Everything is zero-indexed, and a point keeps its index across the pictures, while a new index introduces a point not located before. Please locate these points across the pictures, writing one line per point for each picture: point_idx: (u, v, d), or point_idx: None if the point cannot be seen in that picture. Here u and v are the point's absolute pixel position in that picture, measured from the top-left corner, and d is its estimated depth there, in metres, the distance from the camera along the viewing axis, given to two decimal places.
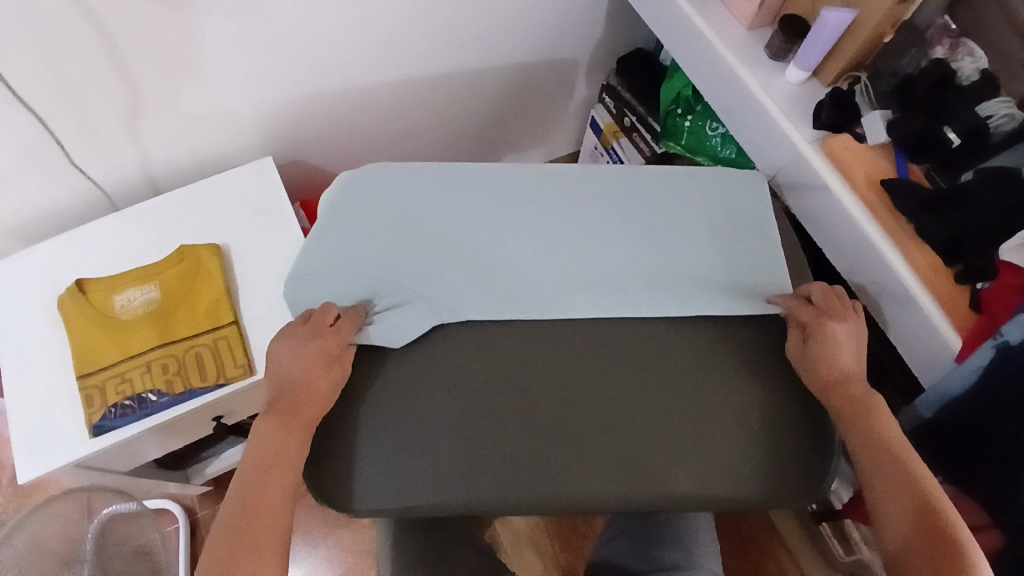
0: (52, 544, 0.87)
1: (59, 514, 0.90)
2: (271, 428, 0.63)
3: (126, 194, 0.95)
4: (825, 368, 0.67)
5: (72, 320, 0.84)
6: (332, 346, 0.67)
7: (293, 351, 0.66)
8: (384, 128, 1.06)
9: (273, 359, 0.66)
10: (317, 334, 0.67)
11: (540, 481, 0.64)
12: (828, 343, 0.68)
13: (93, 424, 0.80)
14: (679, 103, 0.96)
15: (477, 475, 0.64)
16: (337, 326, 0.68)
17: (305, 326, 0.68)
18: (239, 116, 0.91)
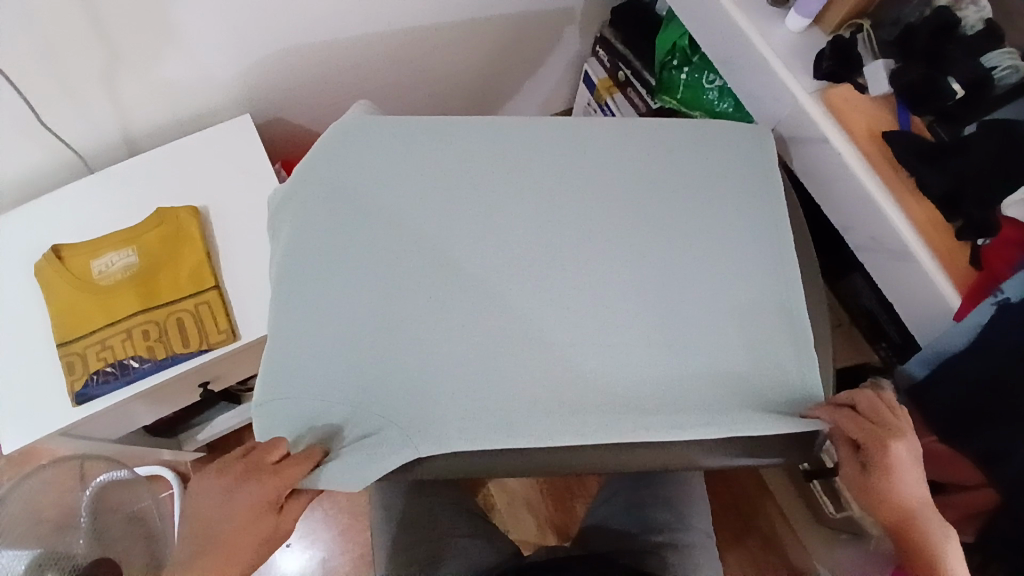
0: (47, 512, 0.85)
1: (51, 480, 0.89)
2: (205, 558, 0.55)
3: (102, 155, 0.91)
4: (886, 507, 0.57)
5: (49, 286, 0.81)
6: (275, 490, 0.57)
7: (228, 496, 0.57)
8: (367, 83, 1.01)
9: (209, 500, 0.57)
10: (264, 477, 0.57)
11: (537, 446, 0.64)
12: (879, 479, 0.57)
13: (76, 392, 0.78)
14: (675, 54, 0.92)
15: (473, 441, 0.63)
16: (282, 465, 0.58)
17: (243, 461, 0.58)
18: (217, 74, 0.87)
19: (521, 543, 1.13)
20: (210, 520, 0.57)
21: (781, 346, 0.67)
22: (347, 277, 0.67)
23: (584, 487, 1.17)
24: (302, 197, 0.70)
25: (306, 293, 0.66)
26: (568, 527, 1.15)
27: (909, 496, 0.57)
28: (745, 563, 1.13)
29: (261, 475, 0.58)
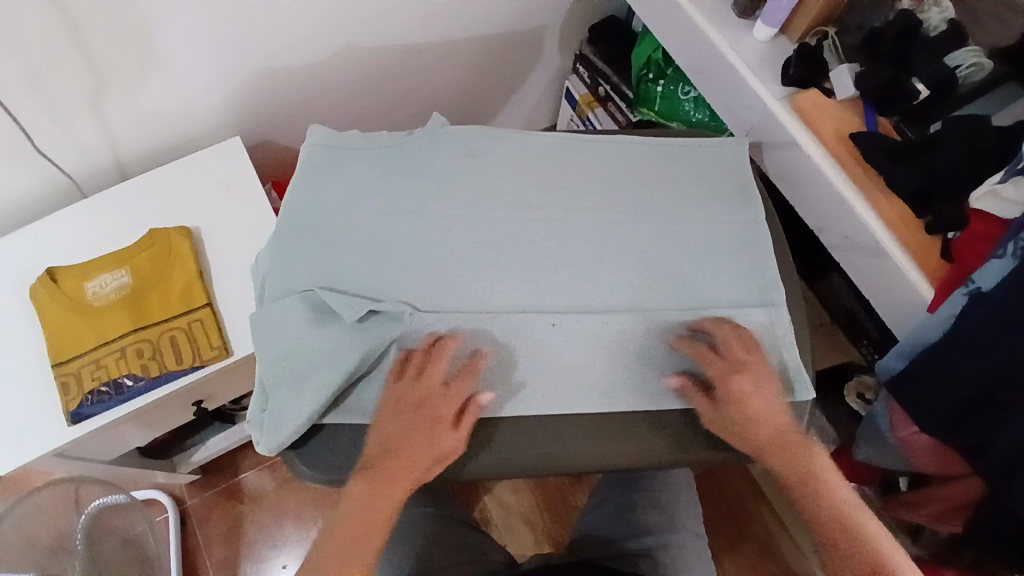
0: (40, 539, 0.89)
1: (46, 500, 0.91)
2: (367, 493, 0.63)
3: (96, 179, 0.93)
4: (747, 429, 0.63)
5: (45, 308, 0.83)
6: (452, 406, 0.63)
7: (407, 410, 0.63)
8: (352, 104, 1.04)
9: (382, 414, 0.64)
10: (419, 382, 0.63)
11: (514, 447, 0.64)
12: (741, 391, 0.63)
13: (70, 411, 0.79)
14: (650, 67, 0.94)
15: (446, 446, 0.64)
16: (455, 388, 0.63)
17: (421, 380, 0.63)
18: (207, 98, 0.89)
19: (518, 556, 1.13)
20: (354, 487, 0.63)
21: (759, 343, 0.67)
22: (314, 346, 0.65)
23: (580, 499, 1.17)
24: (289, 210, 0.71)
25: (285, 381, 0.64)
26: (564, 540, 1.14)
27: (780, 425, 0.64)
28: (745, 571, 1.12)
29: (424, 395, 0.63)
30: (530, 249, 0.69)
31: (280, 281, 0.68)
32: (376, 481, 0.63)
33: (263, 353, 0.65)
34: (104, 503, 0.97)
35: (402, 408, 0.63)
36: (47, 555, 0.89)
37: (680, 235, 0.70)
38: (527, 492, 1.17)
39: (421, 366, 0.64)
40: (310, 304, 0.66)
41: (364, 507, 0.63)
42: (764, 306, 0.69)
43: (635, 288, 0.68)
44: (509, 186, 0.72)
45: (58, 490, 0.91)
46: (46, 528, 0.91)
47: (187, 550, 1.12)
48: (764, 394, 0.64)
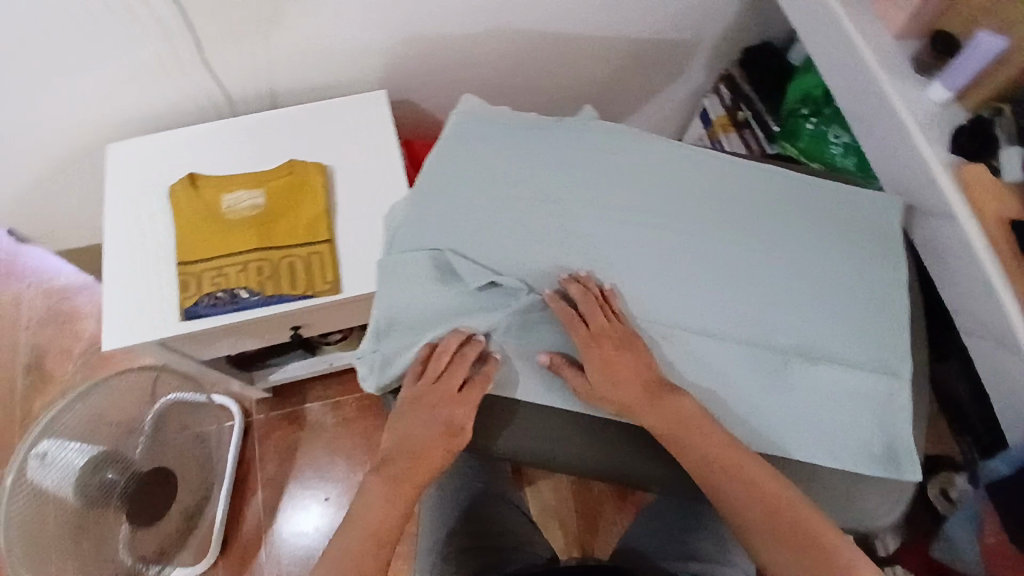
0: (109, 416, 0.95)
1: (130, 384, 0.99)
2: (386, 488, 0.64)
3: (250, 102, 0.99)
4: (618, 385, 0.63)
5: (182, 209, 0.88)
6: (461, 415, 0.66)
7: (429, 415, 0.66)
8: (495, 81, 1.05)
9: (404, 421, 0.66)
10: (434, 387, 0.65)
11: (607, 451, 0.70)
12: (618, 359, 0.64)
13: (187, 309, 0.85)
14: (806, 103, 0.92)
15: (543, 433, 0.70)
16: (466, 391, 0.65)
17: (436, 382, 0.66)
18: (366, 46, 0.93)
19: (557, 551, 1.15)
20: (371, 482, 0.65)
21: (866, 407, 0.67)
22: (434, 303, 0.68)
23: (620, 514, 1.18)
24: (430, 171, 0.73)
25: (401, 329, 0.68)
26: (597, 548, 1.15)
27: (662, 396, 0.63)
28: None
29: (440, 385, 0.65)
30: (658, 260, 0.69)
31: (405, 238, 0.71)
32: (397, 479, 0.64)
33: (384, 301, 0.69)
34: (179, 397, 1.06)
35: (419, 406, 0.66)
36: (110, 429, 0.95)
37: (811, 280, 0.69)
38: (568, 495, 1.19)
39: (438, 372, 0.66)
40: (436, 265, 0.69)
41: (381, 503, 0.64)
42: (886, 377, 0.67)
43: (755, 323, 0.67)
44: (649, 194, 0.72)
45: (141, 375, 1.00)
46: (121, 409, 0.97)
47: (243, 461, 1.18)
48: (637, 360, 0.64)
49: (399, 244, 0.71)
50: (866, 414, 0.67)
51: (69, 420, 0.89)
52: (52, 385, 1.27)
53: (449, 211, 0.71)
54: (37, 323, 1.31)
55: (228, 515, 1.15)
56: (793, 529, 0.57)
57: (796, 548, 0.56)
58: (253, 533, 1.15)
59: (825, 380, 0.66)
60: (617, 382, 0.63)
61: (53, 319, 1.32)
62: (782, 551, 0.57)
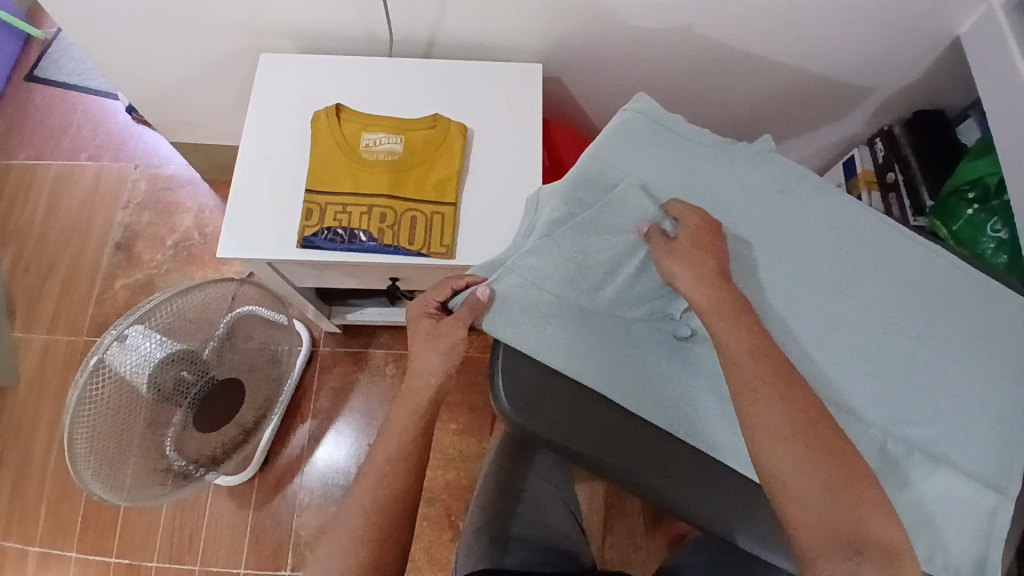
0: (190, 315, 0.93)
1: (213, 293, 0.96)
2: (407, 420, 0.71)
3: (403, 44, 0.97)
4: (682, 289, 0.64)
5: (322, 138, 0.89)
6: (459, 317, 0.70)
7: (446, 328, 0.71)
8: (646, 79, 1.02)
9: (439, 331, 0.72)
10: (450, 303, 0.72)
11: (687, 483, 0.63)
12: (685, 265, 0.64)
13: (305, 237, 0.85)
14: (974, 187, 0.86)
15: (618, 444, 0.64)
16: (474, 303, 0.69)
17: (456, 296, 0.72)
18: (533, 17, 0.90)
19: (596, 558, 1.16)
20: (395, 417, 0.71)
21: (974, 520, 0.63)
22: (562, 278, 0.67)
23: (647, 537, 1.18)
24: (591, 164, 0.71)
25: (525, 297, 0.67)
26: (616, 563, 1.16)
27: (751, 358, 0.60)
28: None
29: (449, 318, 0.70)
30: (794, 313, 0.67)
31: (558, 219, 0.68)
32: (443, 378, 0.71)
33: (520, 275, 0.67)
34: (253, 312, 1.03)
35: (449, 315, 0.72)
36: (192, 328, 0.93)
37: (946, 374, 0.66)
38: (600, 503, 1.19)
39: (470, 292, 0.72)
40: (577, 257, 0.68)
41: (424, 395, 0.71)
42: (999, 495, 0.64)
43: (878, 403, 0.65)
44: (800, 245, 0.69)
45: (222, 287, 0.97)
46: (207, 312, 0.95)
47: (301, 387, 1.21)
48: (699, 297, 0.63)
49: (551, 225, 0.68)
50: (971, 528, 0.63)
51: (162, 315, 0.89)
52: (136, 267, 1.33)
53: (604, 208, 0.68)
54: (135, 206, 1.37)
55: (276, 434, 1.19)
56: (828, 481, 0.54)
57: (830, 486, 0.53)
58: (294, 458, 1.18)
59: (936, 479, 0.63)
60: (695, 290, 0.64)
61: (151, 205, 1.37)
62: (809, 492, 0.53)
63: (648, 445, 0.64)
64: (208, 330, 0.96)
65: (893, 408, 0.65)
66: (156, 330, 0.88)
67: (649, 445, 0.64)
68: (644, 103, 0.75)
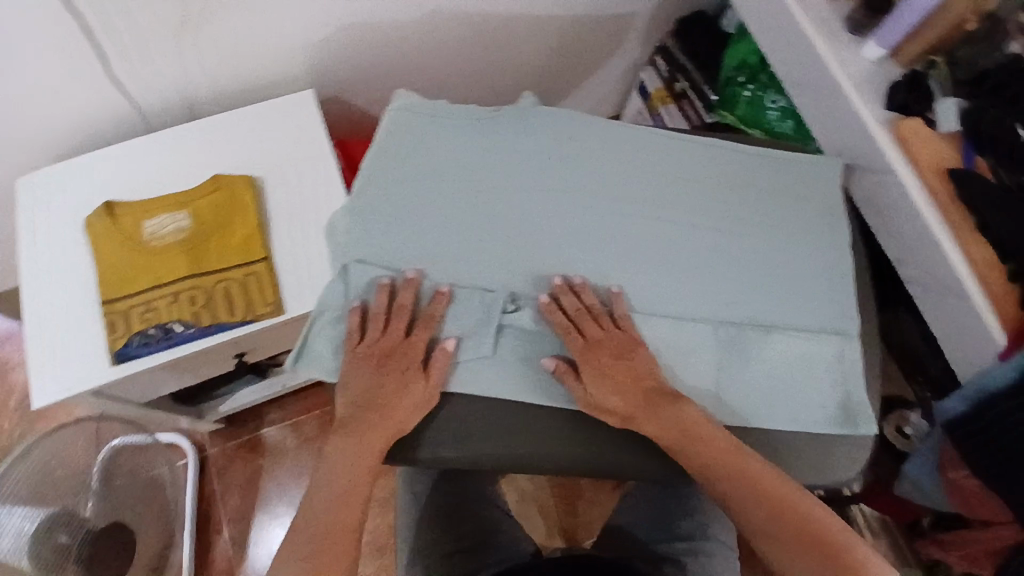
0: (54, 470, 0.88)
1: (72, 439, 0.91)
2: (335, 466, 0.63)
3: (162, 116, 0.90)
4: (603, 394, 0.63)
5: (105, 243, 0.82)
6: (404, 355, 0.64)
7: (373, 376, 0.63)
8: (425, 74, 0.99)
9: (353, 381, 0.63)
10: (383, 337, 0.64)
11: (569, 446, 0.65)
12: (601, 366, 0.64)
13: (117, 351, 0.78)
14: (742, 70, 0.92)
15: (505, 436, 0.65)
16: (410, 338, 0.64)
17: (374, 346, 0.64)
18: (286, 46, 0.86)
19: (541, 544, 1.14)
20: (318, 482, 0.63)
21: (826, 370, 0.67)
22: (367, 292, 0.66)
23: (598, 494, 1.17)
24: (369, 177, 0.69)
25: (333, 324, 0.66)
26: (578, 531, 1.15)
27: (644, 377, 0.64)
28: None
29: (390, 346, 0.64)
30: (614, 247, 0.68)
31: (353, 243, 0.67)
32: (363, 431, 0.62)
33: (328, 308, 0.66)
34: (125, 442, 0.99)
35: (367, 361, 0.64)
36: (62, 483, 0.89)
37: (764, 251, 0.70)
38: (546, 481, 1.17)
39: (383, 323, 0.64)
40: (384, 274, 0.67)
41: (350, 461, 0.62)
42: (837, 336, 0.68)
43: (712, 299, 0.68)
44: (597, 181, 0.71)
45: (82, 428, 0.93)
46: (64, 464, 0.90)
47: (204, 498, 1.12)
48: (628, 363, 0.64)
49: (347, 251, 0.67)
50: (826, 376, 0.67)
51: (10, 486, 0.83)
52: None
53: (395, 216, 0.68)
54: None
55: (196, 555, 1.09)
56: (815, 540, 0.58)
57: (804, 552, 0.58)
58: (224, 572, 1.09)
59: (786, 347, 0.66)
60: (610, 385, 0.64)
61: None
62: (795, 557, 0.58)
63: (540, 428, 0.65)
64: (80, 478, 0.91)
65: (727, 293, 0.69)
66: (18, 500, 0.83)
67: (532, 424, 0.65)
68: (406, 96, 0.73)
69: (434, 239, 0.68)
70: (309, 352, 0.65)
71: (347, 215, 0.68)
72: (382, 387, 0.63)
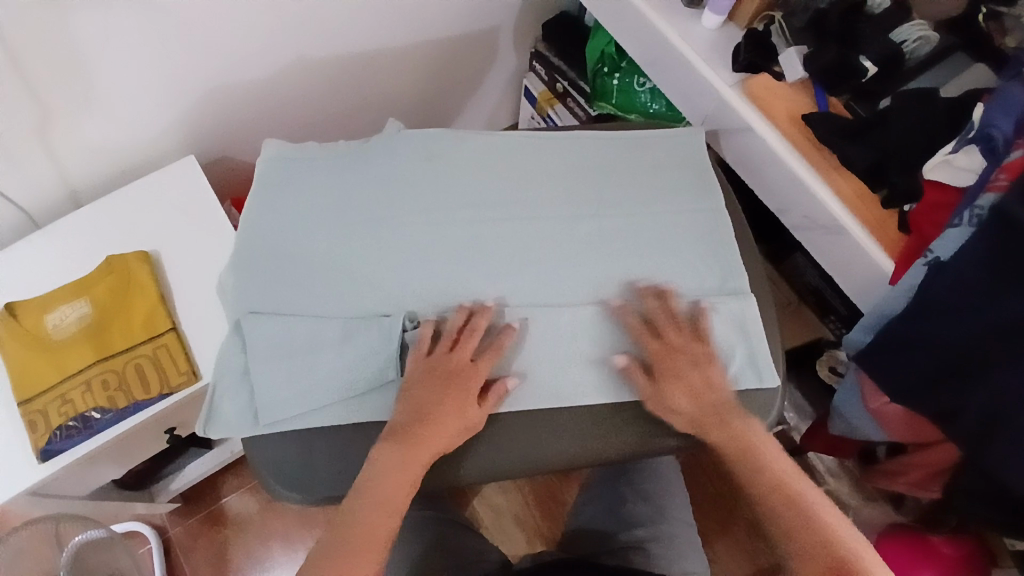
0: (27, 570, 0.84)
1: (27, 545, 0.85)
2: (390, 469, 0.59)
3: (49, 210, 0.90)
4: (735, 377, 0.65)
5: (8, 345, 0.80)
6: (464, 377, 0.62)
7: (431, 389, 0.62)
8: (308, 118, 1.02)
9: (408, 395, 0.62)
10: (452, 355, 0.63)
11: (510, 443, 0.65)
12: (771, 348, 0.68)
13: (40, 449, 0.77)
14: (605, 61, 0.96)
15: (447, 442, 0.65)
16: (479, 361, 0.63)
17: (451, 356, 0.63)
18: (160, 120, 0.87)
19: (511, 557, 1.10)
20: (356, 497, 0.58)
21: (727, 327, 0.68)
22: (258, 343, 0.66)
23: (566, 491, 1.15)
24: (247, 231, 0.70)
25: (231, 378, 0.66)
26: (554, 533, 1.12)
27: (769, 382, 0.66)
28: (731, 552, 1.11)
29: (458, 364, 0.63)
30: (496, 250, 0.70)
31: (242, 297, 0.68)
32: (412, 443, 0.60)
33: (228, 366, 0.67)
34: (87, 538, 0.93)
35: (432, 376, 0.62)
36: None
37: (642, 225, 0.73)
38: (517, 490, 1.15)
39: (453, 342, 0.64)
40: (275, 320, 0.67)
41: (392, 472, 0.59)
42: (732, 296, 0.70)
43: (599, 281, 0.70)
44: (470, 191, 0.73)
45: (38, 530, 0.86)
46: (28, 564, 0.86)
47: None
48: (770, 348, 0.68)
49: (236, 306, 0.68)
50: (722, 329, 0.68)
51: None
52: None
53: (274, 261, 0.69)
54: None
55: None
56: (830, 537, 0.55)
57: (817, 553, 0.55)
58: None
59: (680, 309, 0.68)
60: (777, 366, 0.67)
61: None
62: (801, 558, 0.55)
63: (488, 429, 0.65)
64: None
65: (615, 273, 0.70)
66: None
67: (481, 427, 0.65)
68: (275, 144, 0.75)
69: (321, 276, 0.68)
70: (218, 413, 0.66)
71: (232, 272, 0.69)
72: (437, 416, 0.61)
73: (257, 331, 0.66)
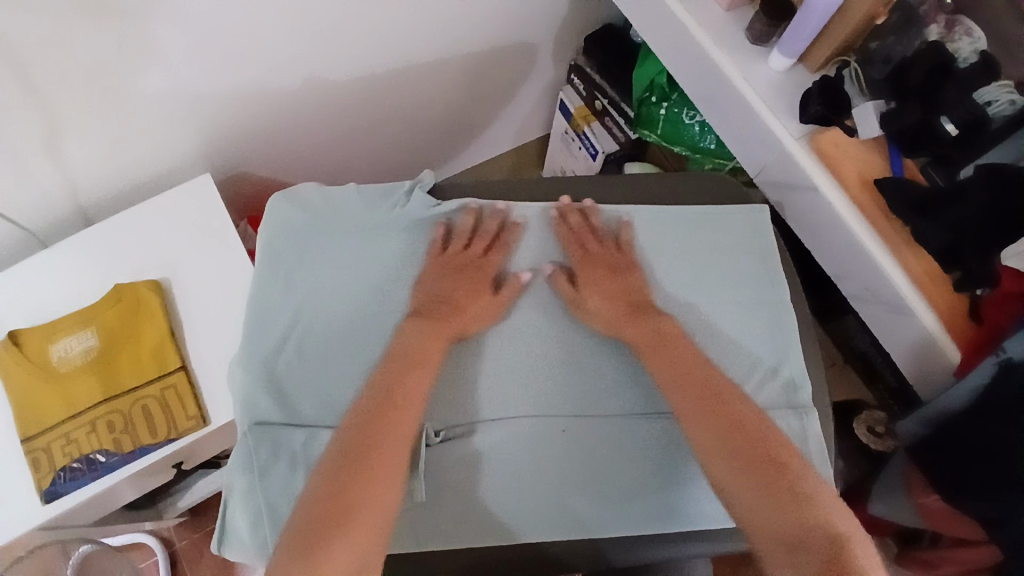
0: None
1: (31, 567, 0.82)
2: (427, 331, 0.63)
3: (53, 226, 0.85)
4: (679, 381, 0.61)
5: (10, 377, 0.76)
6: (486, 274, 0.67)
7: (439, 278, 0.67)
8: (327, 134, 0.95)
9: (423, 284, 0.67)
10: (468, 252, 0.68)
11: (552, 535, 0.61)
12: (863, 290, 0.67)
13: (43, 489, 0.74)
14: (653, 90, 0.90)
15: (489, 528, 0.61)
16: (481, 256, 0.68)
17: (456, 255, 0.68)
18: (172, 135, 0.81)
19: None
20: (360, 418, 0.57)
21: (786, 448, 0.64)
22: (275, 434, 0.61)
23: None
24: (264, 299, 0.66)
25: (243, 502, 0.60)
26: None
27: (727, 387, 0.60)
28: None
29: (468, 261, 0.68)
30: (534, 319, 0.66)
31: (254, 403, 0.62)
32: (438, 322, 0.64)
33: (237, 483, 0.61)
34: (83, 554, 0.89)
35: (445, 268, 0.67)
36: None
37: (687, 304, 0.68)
38: None
39: (461, 245, 0.68)
40: (290, 433, 0.62)
41: (422, 345, 0.62)
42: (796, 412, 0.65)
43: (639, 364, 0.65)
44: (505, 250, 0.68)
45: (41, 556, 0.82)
46: None
47: None
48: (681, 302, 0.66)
49: (247, 414, 0.62)
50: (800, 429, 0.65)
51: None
52: None
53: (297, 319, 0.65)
54: None
55: None
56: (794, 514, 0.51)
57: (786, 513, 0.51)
58: None
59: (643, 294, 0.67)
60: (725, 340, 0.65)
61: None
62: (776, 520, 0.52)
63: (529, 523, 0.61)
64: None
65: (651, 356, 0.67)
66: None
67: (524, 520, 0.61)
68: (277, 205, 0.70)
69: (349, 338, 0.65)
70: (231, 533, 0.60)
71: (247, 369, 0.64)
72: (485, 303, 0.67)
73: (264, 449, 0.61)
